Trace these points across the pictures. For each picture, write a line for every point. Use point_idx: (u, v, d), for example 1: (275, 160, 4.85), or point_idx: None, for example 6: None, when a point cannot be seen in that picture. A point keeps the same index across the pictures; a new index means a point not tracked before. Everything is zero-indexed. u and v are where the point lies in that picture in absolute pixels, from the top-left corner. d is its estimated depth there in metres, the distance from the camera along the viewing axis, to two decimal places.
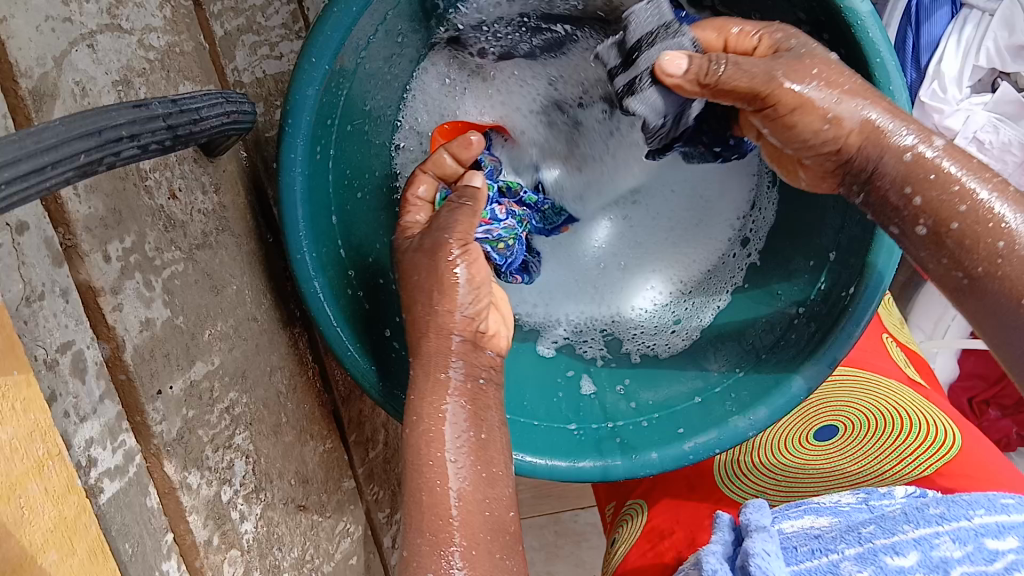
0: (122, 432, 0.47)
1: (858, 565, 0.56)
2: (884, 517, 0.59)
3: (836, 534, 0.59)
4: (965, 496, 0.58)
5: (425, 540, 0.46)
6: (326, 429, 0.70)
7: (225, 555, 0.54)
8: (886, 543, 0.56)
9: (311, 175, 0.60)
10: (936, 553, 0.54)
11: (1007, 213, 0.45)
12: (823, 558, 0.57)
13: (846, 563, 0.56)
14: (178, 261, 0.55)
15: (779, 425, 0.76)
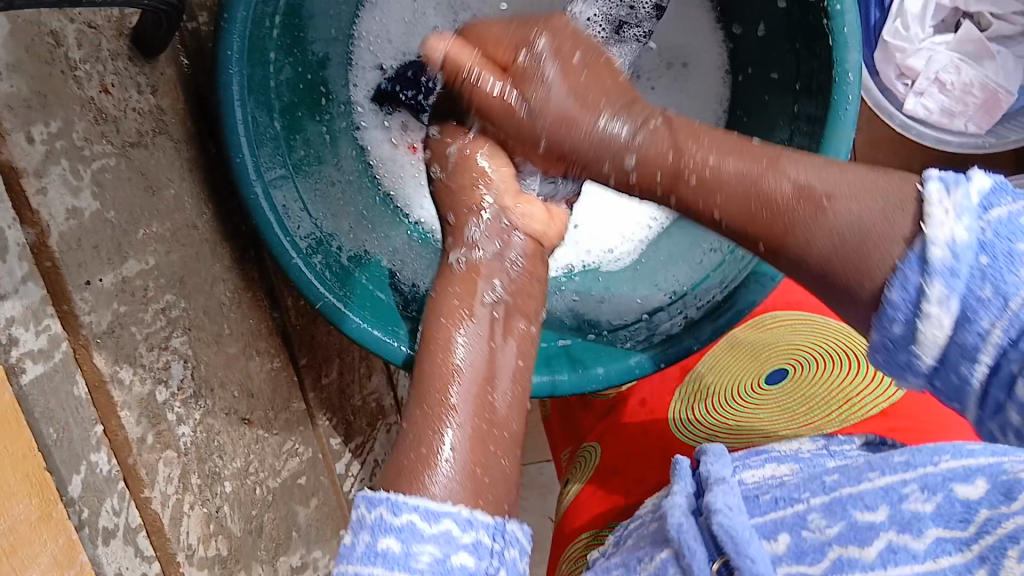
0: (47, 317, 0.46)
1: (823, 519, 0.40)
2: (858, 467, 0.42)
3: (799, 482, 0.44)
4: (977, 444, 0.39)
5: (411, 456, 0.41)
6: (274, 347, 0.69)
7: (160, 454, 0.53)
8: (853, 492, 0.40)
9: (252, 75, 0.59)
10: (908, 504, 0.38)
11: (735, 169, 0.40)
12: (788, 510, 0.42)
13: (811, 518, 0.41)
14: (108, 155, 0.53)
15: (733, 372, 0.74)
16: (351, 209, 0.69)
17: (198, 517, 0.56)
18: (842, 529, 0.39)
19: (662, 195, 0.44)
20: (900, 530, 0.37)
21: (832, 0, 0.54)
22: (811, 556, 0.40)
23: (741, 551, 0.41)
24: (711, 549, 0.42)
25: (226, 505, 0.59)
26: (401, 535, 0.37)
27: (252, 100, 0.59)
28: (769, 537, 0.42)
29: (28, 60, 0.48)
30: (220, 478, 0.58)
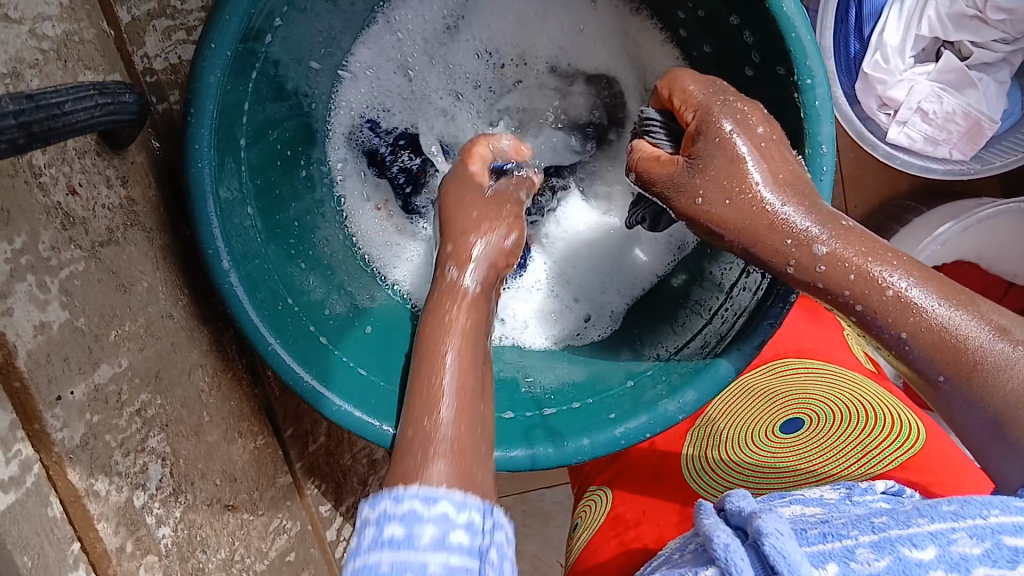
0: (17, 442, 0.46)
1: (873, 552, 0.37)
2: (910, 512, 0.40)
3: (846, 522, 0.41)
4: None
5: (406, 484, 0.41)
6: (257, 425, 0.68)
7: (141, 561, 0.52)
8: (903, 532, 0.38)
9: (222, 164, 0.58)
10: (956, 547, 0.36)
11: (931, 299, 0.45)
12: (835, 544, 0.39)
13: (860, 552, 0.38)
14: (77, 260, 0.53)
15: (747, 419, 0.74)
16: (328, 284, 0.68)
17: None
18: (891, 562, 0.36)
19: (845, 297, 0.47)
20: (949, 571, 0.35)
21: (802, 73, 0.53)
22: None
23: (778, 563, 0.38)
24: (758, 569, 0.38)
25: None
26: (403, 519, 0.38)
27: (221, 190, 0.58)
28: (817, 563, 0.37)
29: None
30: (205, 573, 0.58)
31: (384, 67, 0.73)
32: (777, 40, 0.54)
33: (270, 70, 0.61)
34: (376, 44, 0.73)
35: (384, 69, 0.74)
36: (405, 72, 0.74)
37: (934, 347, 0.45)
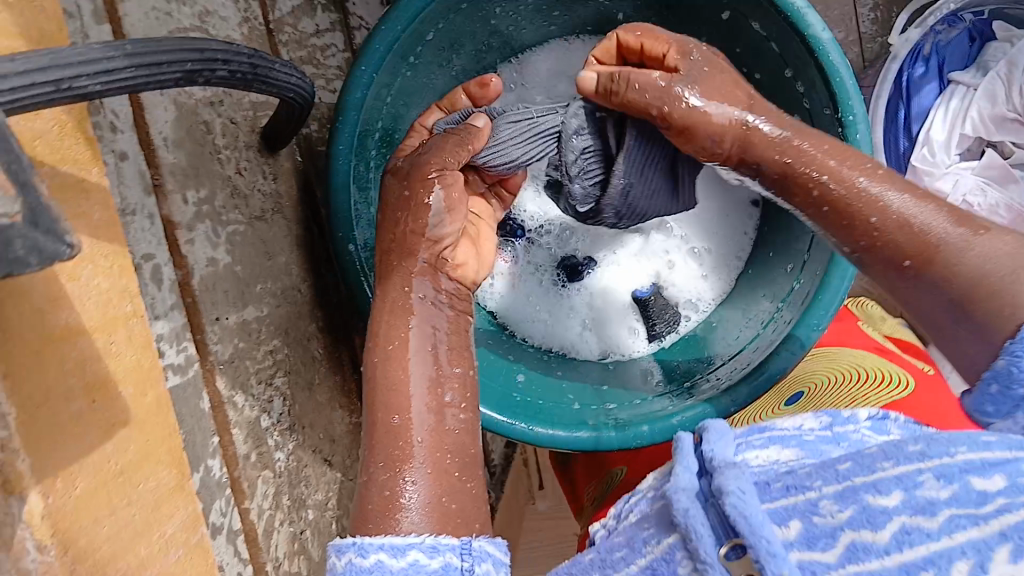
0: (185, 340, 0.56)
1: (836, 503, 0.40)
2: (870, 454, 0.42)
3: (814, 471, 0.44)
4: (946, 436, 0.41)
5: (377, 496, 0.49)
6: (353, 405, 0.78)
7: (260, 472, 0.61)
8: (867, 480, 0.40)
9: (357, 163, 0.71)
10: (922, 491, 0.38)
11: (893, 199, 0.53)
12: (798, 498, 0.42)
13: (823, 503, 0.41)
14: (238, 222, 0.65)
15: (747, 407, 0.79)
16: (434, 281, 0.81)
17: (286, 534, 0.63)
18: (856, 510, 0.39)
19: (862, 239, 0.54)
20: (913, 513, 0.38)
21: (845, 112, 0.64)
22: (825, 540, 0.39)
23: (757, 532, 0.41)
24: (720, 533, 0.43)
25: (308, 530, 0.66)
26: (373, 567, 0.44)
27: (355, 186, 0.71)
28: (780, 522, 0.41)
29: (186, 141, 0.61)
30: (306, 505, 0.66)
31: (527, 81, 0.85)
32: (812, 69, 0.66)
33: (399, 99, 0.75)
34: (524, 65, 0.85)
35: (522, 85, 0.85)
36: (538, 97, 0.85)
37: (898, 226, 0.52)
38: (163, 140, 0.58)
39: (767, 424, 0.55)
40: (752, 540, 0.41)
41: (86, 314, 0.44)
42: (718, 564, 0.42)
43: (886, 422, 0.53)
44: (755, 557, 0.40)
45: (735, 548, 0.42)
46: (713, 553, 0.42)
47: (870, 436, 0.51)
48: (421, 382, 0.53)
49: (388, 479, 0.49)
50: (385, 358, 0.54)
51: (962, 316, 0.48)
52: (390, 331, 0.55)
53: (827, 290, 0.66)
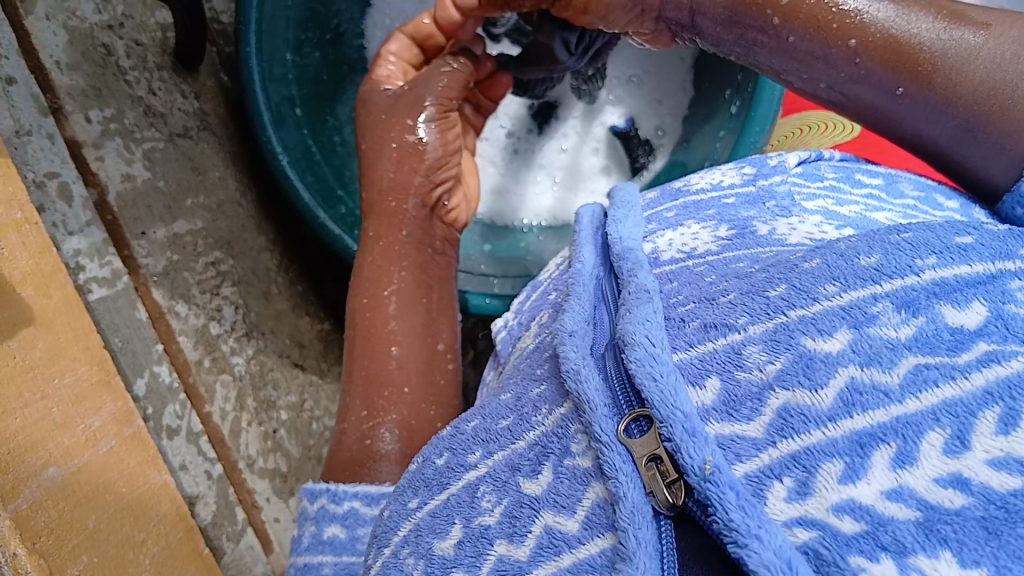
0: (109, 254, 0.57)
1: (766, 353, 0.26)
2: (812, 271, 0.28)
3: (736, 299, 0.29)
4: (903, 236, 0.28)
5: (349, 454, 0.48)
6: (323, 312, 0.79)
7: (216, 376, 0.62)
8: (805, 315, 0.26)
9: (270, 70, 0.71)
10: (876, 331, 0.25)
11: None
12: (717, 343, 0.27)
13: (749, 352, 0.26)
14: (156, 139, 0.65)
15: None
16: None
17: (257, 433, 0.65)
18: (788, 360, 0.25)
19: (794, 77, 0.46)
20: (865, 364, 0.24)
21: None
22: (745, 406, 0.25)
23: (670, 403, 0.25)
24: (619, 398, 0.27)
25: (282, 429, 0.67)
26: (344, 522, 0.42)
27: (271, 84, 0.71)
28: (692, 383, 0.26)
29: (84, 63, 0.60)
30: (275, 406, 0.68)
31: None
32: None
33: None
34: None
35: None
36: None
37: (886, 46, 0.39)
38: (56, 63, 0.57)
39: (680, 185, 0.44)
40: (661, 413, 0.25)
41: None
42: (617, 444, 0.25)
43: (820, 164, 0.41)
44: (660, 423, 0.25)
45: (638, 422, 0.26)
46: (608, 427, 0.26)
47: (801, 185, 0.39)
48: (414, 322, 0.55)
49: (364, 430, 0.50)
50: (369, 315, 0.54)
51: (970, 138, 0.37)
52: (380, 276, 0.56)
53: (760, 104, 0.67)
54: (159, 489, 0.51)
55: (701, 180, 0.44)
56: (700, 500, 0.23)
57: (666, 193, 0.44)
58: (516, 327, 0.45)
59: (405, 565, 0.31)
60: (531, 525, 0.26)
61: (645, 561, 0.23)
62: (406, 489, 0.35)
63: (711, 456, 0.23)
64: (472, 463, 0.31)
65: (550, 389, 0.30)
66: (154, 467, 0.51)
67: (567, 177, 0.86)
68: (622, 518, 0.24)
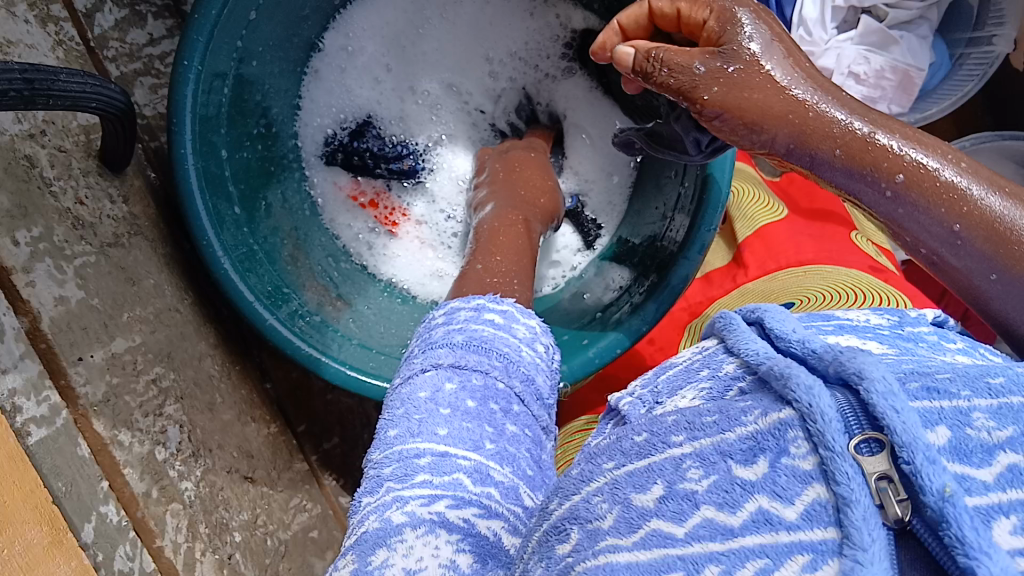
0: (46, 389, 0.53)
1: (994, 420, 0.26)
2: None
3: (955, 376, 0.28)
4: None
5: None
6: (268, 414, 0.75)
7: (166, 506, 0.58)
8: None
9: (206, 169, 0.67)
10: None
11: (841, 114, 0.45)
12: (944, 403, 0.26)
13: (978, 416, 0.26)
14: (88, 254, 0.61)
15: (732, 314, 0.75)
16: (326, 273, 0.77)
17: (212, 562, 0.60)
18: (1022, 432, 0.25)
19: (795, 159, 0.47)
20: None
21: None
22: (977, 459, 0.25)
23: (913, 430, 0.25)
24: (848, 416, 0.26)
25: (237, 553, 0.63)
26: (420, 485, 0.39)
27: (207, 185, 0.68)
28: (924, 426, 0.26)
29: (7, 180, 0.56)
30: (229, 528, 0.63)
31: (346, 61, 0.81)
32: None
33: (246, 85, 0.71)
34: (352, 32, 0.80)
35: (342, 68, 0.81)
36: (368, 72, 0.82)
37: (930, 188, 0.42)
38: None
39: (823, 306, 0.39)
40: (904, 439, 0.25)
41: None
42: (848, 456, 0.25)
43: (946, 329, 0.39)
44: (900, 447, 0.25)
45: (868, 443, 0.26)
46: (841, 440, 0.25)
47: (945, 339, 0.36)
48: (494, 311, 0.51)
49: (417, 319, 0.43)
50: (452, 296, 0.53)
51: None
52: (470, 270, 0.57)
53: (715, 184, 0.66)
54: None
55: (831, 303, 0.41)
56: (932, 520, 0.24)
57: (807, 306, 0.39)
58: (648, 397, 0.38)
59: (597, 510, 0.31)
60: (744, 500, 0.26)
61: (876, 554, 0.24)
62: (597, 454, 0.33)
63: (949, 481, 0.24)
64: (676, 441, 0.30)
65: (761, 398, 0.29)
66: None
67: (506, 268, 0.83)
68: (851, 521, 0.24)
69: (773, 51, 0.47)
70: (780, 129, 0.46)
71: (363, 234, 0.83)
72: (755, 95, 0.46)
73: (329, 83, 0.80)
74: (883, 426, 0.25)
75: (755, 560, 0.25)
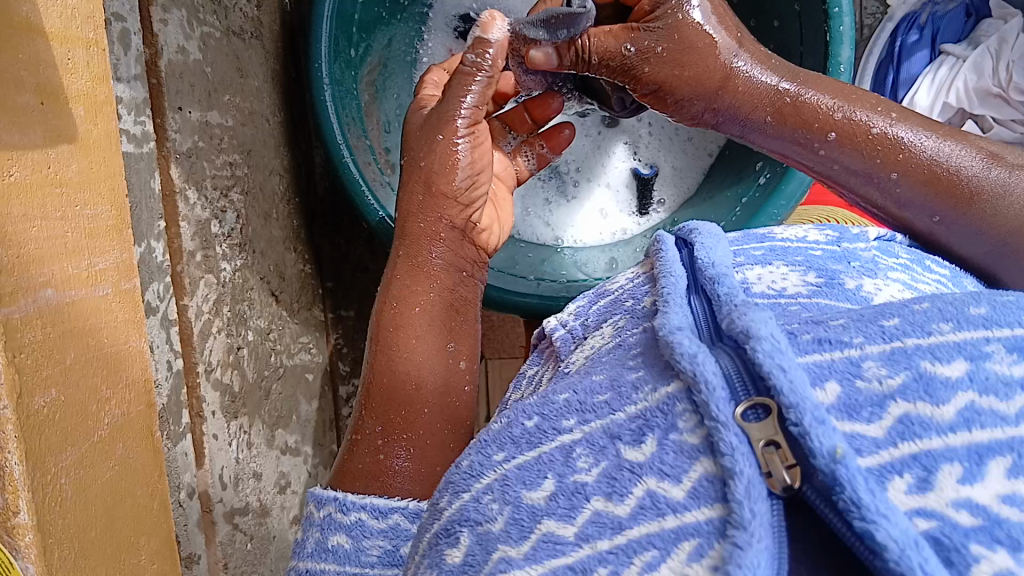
0: (144, 115, 0.55)
1: (885, 368, 0.28)
2: (924, 310, 0.30)
3: (848, 324, 0.31)
4: (1009, 298, 0.31)
5: (366, 454, 0.54)
6: (305, 254, 0.78)
7: (203, 273, 0.60)
8: (923, 343, 0.29)
9: (342, 1, 0.70)
10: (993, 365, 0.27)
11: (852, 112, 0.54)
12: (835, 355, 0.29)
13: (868, 365, 0.28)
14: (213, 28, 0.64)
15: None
16: (388, 133, 0.80)
17: (222, 343, 0.62)
18: (910, 377, 0.27)
19: (829, 152, 0.55)
20: (983, 392, 0.27)
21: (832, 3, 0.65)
22: (866, 409, 0.27)
23: (800, 392, 0.27)
24: (734, 384, 0.29)
25: (245, 349, 0.65)
26: (350, 534, 0.46)
27: (337, 17, 0.70)
28: (813, 383, 0.28)
29: None
30: (245, 324, 0.65)
31: None
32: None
33: None
34: None
35: None
36: None
37: (929, 176, 0.51)
38: None
39: (763, 233, 0.49)
40: (792, 400, 0.27)
41: (46, 18, 0.42)
42: (733, 425, 0.28)
43: (895, 245, 0.48)
44: (787, 408, 0.27)
45: (755, 409, 0.28)
46: (726, 409, 0.28)
47: (882, 256, 0.45)
48: (431, 347, 0.57)
49: (379, 449, 0.54)
50: (397, 328, 0.57)
51: (1004, 259, 0.48)
52: (409, 295, 0.58)
53: (792, 181, 0.69)
54: (134, 353, 0.48)
55: (782, 233, 0.48)
56: (827, 481, 0.26)
57: (750, 236, 0.48)
58: (578, 331, 0.50)
59: (487, 511, 0.31)
60: (632, 487, 0.28)
61: (756, 536, 0.26)
62: (490, 442, 0.34)
63: (841, 444, 0.26)
64: (566, 427, 0.32)
65: (649, 373, 0.32)
66: (136, 330, 0.49)
67: (569, 209, 0.86)
68: (734, 495, 0.26)
69: (768, 62, 0.56)
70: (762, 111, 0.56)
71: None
72: (759, 96, 0.56)
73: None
74: (771, 393, 0.28)
75: (643, 554, 0.27)
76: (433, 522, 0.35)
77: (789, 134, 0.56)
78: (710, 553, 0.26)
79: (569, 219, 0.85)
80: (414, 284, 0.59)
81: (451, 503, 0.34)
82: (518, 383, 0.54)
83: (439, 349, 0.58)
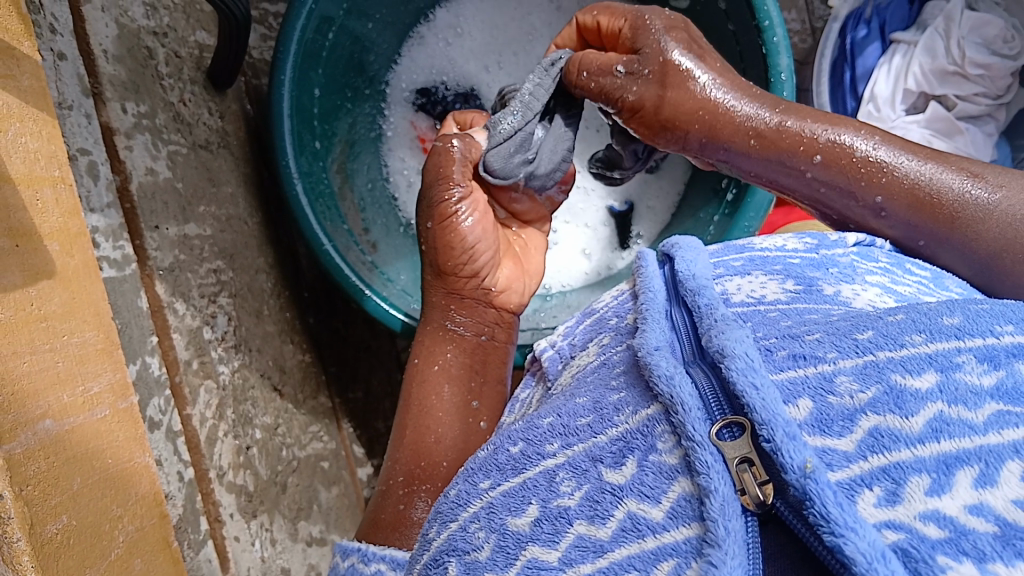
0: (122, 239, 0.57)
1: (856, 382, 0.28)
2: (898, 322, 0.31)
3: (823, 339, 0.32)
4: (984, 305, 0.31)
5: (390, 502, 0.54)
6: (303, 344, 0.80)
7: (201, 380, 0.61)
8: (894, 357, 0.29)
9: (297, 98, 0.73)
10: (962, 376, 0.28)
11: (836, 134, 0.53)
12: (809, 371, 0.30)
13: (841, 380, 0.29)
14: (180, 145, 0.66)
15: None
16: (364, 210, 0.82)
17: (230, 446, 0.63)
18: (880, 391, 0.28)
19: (816, 174, 0.53)
20: (952, 403, 0.27)
21: (763, 18, 0.67)
22: (839, 424, 0.27)
23: (771, 409, 0.28)
24: (711, 406, 0.29)
25: (254, 447, 0.66)
26: None
27: (295, 114, 0.73)
28: (785, 400, 0.29)
29: (127, 59, 0.61)
30: (251, 423, 0.67)
31: (448, 39, 0.85)
32: (747, 8, 0.68)
33: (345, 36, 0.77)
34: (454, 10, 0.84)
35: (442, 42, 0.85)
36: (466, 46, 0.85)
37: (917, 194, 0.49)
38: (104, 52, 0.58)
39: (743, 244, 0.49)
40: (763, 418, 0.27)
41: (12, 166, 0.44)
42: (709, 444, 0.28)
43: (875, 250, 0.48)
44: (760, 425, 0.27)
45: (730, 428, 0.29)
46: (702, 428, 0.29)
47: (860, 261, 0.46)
48: (452, 404, 0.60)
49: (401, 497, 0.54)
50: (422, 384, 0.61)
51: (995, 277, 0.47)
52: (432, 355, 0.62)
53: (757, 191, 0.70)
54: (140, 468, 0.50)
55: (762, 243, 0.49)
56: (799, 497, 0.26)
57: (731, 247, 0.49)
58: (566, 351, 0.51)
59: (474, 539, 0.32)
60: (614, 510, 0.29)
61: (732, 552, 0.26)
62: (477, 470, 0.36)
63: (811, 458, 0.26)
64: (550, 451, 0.33)
65: (631, 395, 0.33)
66: (139, 446, 0.50)
67: (551, 258, 0.87)
68: (710, 511, 0.27)
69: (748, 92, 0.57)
70: (747, 139, 0.55)
71: (409, 172, 0.87)
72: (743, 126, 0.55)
73: (432, 49, 0.85)
74: (744, 411, 0.28)
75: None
76: (422, 553, 0.36)
77: (775, 159, 0.55)
78: (688, 572, 0.26)
79: (551, 267, 0.87)
80: (434, 347, 0.62)
81: (439, 533, 0.35)
82: (513, 407, 0.56)
83: (460, 406, 0.60)
